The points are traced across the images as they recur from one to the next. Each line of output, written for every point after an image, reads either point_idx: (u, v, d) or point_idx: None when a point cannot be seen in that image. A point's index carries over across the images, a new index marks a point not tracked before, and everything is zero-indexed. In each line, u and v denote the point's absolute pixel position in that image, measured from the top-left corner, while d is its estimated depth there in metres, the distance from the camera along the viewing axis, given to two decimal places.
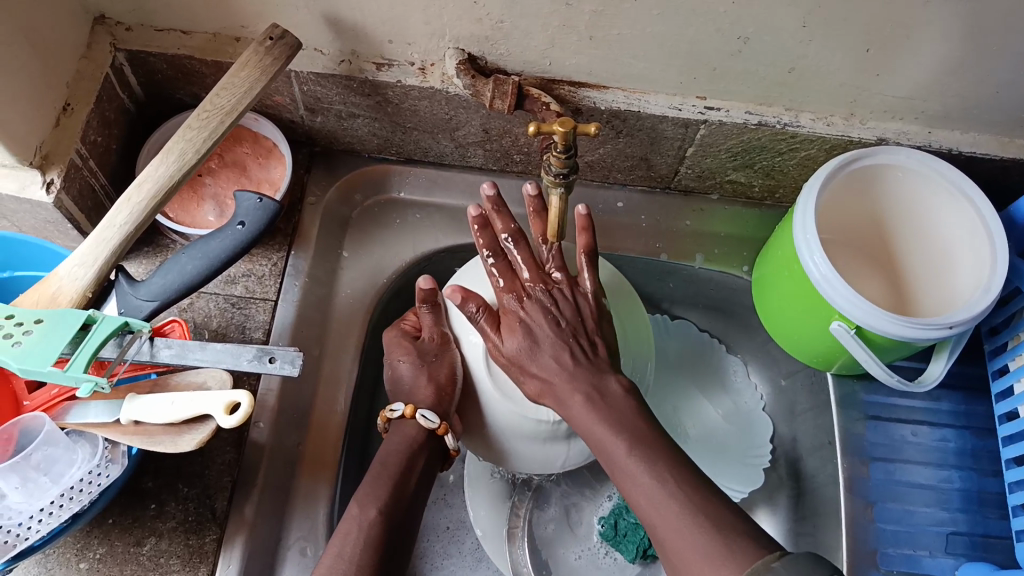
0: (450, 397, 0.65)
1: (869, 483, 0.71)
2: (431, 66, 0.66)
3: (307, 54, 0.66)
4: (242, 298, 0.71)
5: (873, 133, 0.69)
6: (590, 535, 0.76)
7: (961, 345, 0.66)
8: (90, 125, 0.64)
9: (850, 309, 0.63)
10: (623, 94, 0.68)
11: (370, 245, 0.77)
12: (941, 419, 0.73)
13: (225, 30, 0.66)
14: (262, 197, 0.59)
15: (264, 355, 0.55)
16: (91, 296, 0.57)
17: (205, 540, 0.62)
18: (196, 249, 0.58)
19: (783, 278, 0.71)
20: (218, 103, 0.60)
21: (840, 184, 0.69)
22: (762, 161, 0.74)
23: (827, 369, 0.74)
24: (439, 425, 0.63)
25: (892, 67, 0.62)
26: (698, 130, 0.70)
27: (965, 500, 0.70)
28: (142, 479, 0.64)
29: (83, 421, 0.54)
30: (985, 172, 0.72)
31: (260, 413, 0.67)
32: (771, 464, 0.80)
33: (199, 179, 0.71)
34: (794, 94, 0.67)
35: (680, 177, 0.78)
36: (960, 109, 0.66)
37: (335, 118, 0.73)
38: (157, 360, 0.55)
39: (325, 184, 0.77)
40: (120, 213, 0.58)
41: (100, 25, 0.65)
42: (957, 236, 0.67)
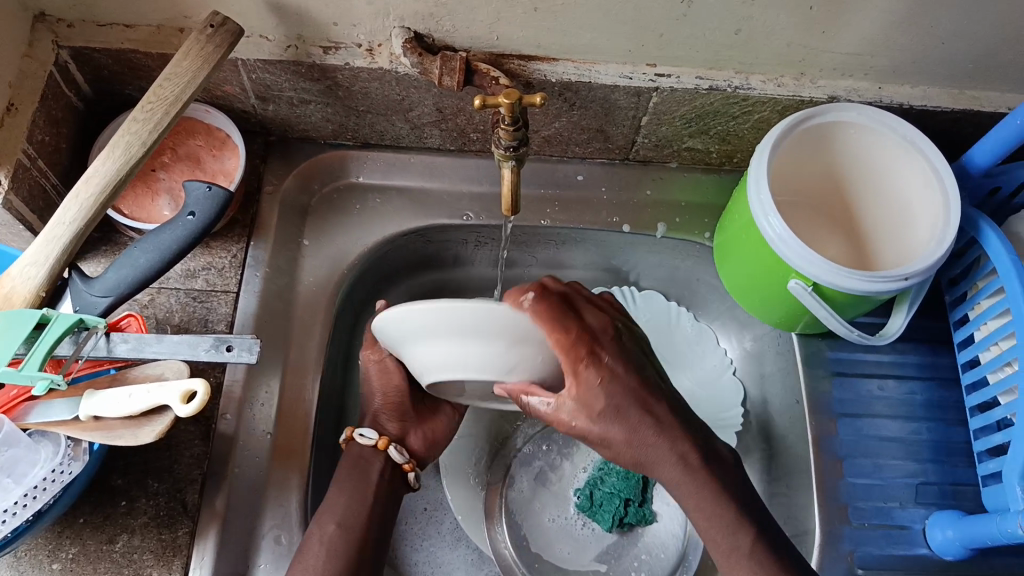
0: (400, 405, 0.68)
1: (838, 439, 0.72)
2: (379, 47, 0.66)
3: (253, 41, 0.65)
4: (204, 291, 0.70)
5: (824, 91, 0.70)
6: (565, 509, 0.77)
7: (919, 297, 0.66)
8: (35, 124, 0.64)
9: (807, 268, 0.63)
10: (573, 65, 0.68)
11: (331, 232, 0.77)
12: (907, 373, 0.74)
13: (168, 22, 0.65)
14: (212, 185, 0.59)
15: (221, 344, 0.55)
16: (44, 295, 0.57)
17: (178, 533, 0.62)
18: (149, 242, 0.58)
19: (743, 242, 0.71)
20: (161, 94, 0.60)
21: (794, 144, 0.69)
22: (718, 127, 0.74)
23: (792, 330, 0.74)
24: (378, 440, 0.65)
25: (837, 23, 0.62)
26: (651, 98, 0.70)
27: (934, 451, 0.71)
28: (111, 477, 0.63)
29: (46, 421, 0.54)
30: (937, 125, 0.73)
31: (227, 404, 0.67)
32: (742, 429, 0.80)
33: (152, 174, 0.70)
34: (743, 57, 0.67)
35: (638, 147, 0.78)
36: (908, 63, 0.67)
37: (287, 106, 0.73)
38: (114, 356, 0.55)
39: (282, 173, 0.77)
40: (68, 210, 0.57)
41: (40, 22, 0.65)
42: (912, 189, 0.68)
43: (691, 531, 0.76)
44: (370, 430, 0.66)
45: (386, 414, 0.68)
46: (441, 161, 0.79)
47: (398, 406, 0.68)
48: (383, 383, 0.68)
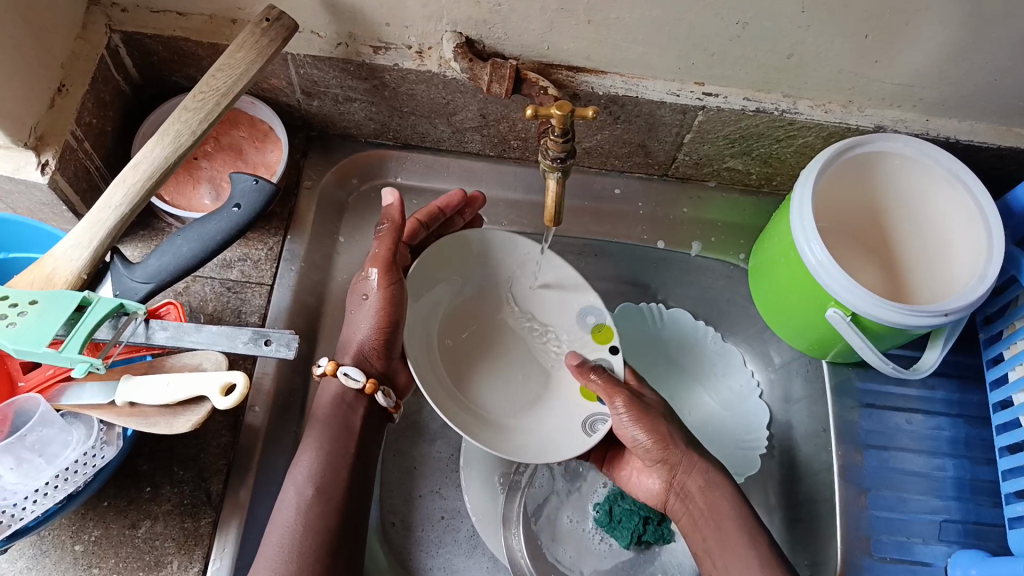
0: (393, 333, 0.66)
1: (863, 470, 0.71)
2: (429, 50, 0.66)
3: (304, 37, 0.65)
4: (238, 282, 0.70)
5: (871, 121, 0.69)
6: (583, 520, 0.77)
7: (956, 333, 0.66)
8: (85, 106, 0.64)
9: (846, 297, 0.63)
10: (622, 79, 0.67)
11: (366, 230, 0.77)
12: (936, 408, 0.73)
13: (222, 12, 0.65)
14: (259, 178, 0.59)
15: (259, 338, 0.55)
16: (85, 278, 0.57)
17: (200, 523, 0.62)
18: (192, 231, 0.58)
19: (779, 265, 0.71)
20: (213, 85, 0.60)
21: (837, 171, 0.69)
22: (760, 149, 0.74)
23: (822, 357, 0.74)
24: (368, 383, 0.63)
25: (892, 54, 0.62)
26: (696, 116, 0.70)
27: (959, 488, 0.71)
28: (137, 462, 0.63)
29: (77, 403, 0.54)
30: (983, 161, 0.72)
31: (255, 397, 0.67)
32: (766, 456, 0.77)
33: (195, 162, 0.70)
34: (793, 81, 0.66)
35: (678, 164, 0.78)
36: (959, 98, 0.66)
37: (331, 102, 0.73)
38: (152, 343, 0.55)
39: (321, 168, 0.77)
40: (114, 195, 0.57)
41: (95, 6, 0.65)
42: (954, 224, 0.67)
43: None
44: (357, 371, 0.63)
45: (370, 343, 0.66)
46: (479, 166, 0.79)
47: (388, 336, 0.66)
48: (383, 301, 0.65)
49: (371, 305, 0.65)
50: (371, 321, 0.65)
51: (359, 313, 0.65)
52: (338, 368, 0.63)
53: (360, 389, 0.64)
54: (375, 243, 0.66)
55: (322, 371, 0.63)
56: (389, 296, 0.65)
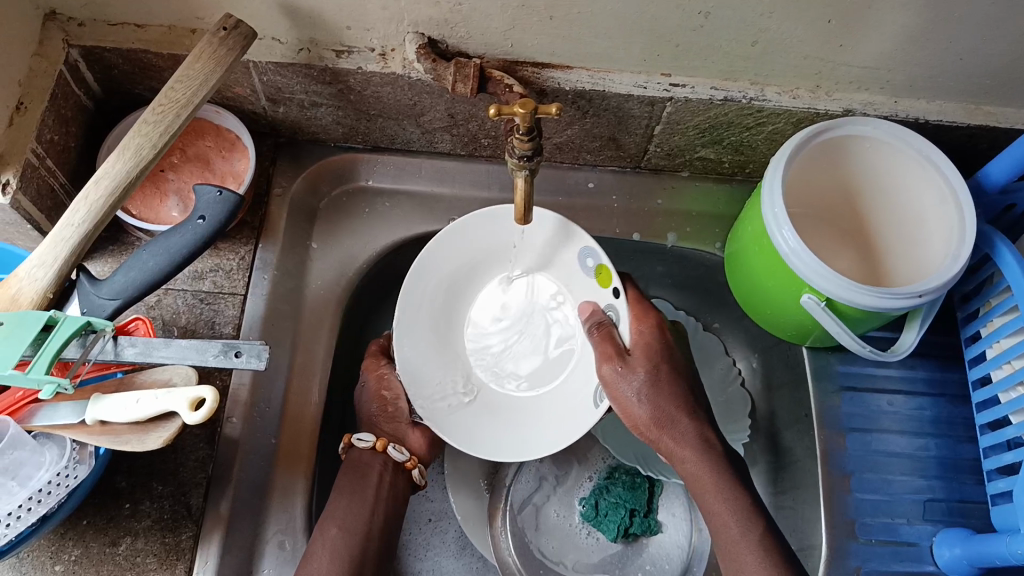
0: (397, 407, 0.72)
1: (846, 454, 0.71)
2: (392, 52, 0.65)
3: (265, 44, 0.65)
4: (211, 293, 0.70)
5: (840, 104, 0.69)
6: (570, 515, 0.76)
7: (932, 314, 0.66)
8: (46, 123, 0.63)
9: (819, 283, 0.63)
10: (588, 73, 0.67)
11: (339, 234, 0.76)
12: (916, 388, 0.74)
13: (180, 22, 0.64)
14: (222, 189, 0.58)
15: (229, 350, 0.55)
16: (51, 297, 0.56)
17: (181, 538, 0.62)
18: (158, 246, 0.58)
19: (754, 253, 0.71)
20: (172, 96, 0.59)
21: (808, 157, 0.68)
22: (731, 137, 0.73)
23: (802, 343, 0.74)
24: (377, 440, 0.68)
25: (856, 37, 0.62)
26: (664, 107, 0.69)
27: (942, 467, 0.71)
28: (115, 479, 0.63)
29: (50, 424, 0.53)
30: (954, 140, 0.72)
31: (232, 408, 0.66)
32: (750, 438, 0.80)
33: (161, 175, 0.70)
34: (759, 68, 0.66)
35: (649, 155, 0.77)
36: (925, 78, 0.66)
37: (298, 108, 0.72)
38: (122, 359, 0.55)
39: (291, 175, 0.76)
40: (77, 212, 0.57)
41: (51, 21, 0.64)
42: (926, 205, 0.67)
43: (696, 543, 0.75)
44: (367, 434, 0.68)
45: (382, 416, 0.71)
46: (451, 165, 0.79)
47: (393, 409, 0.72)
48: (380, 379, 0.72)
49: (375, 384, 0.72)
50: (376, 395, 0.72)
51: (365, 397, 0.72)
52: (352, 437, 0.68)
53: (371, 449, 0.68)
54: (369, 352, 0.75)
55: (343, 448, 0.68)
56: (385, 376, 0.73)
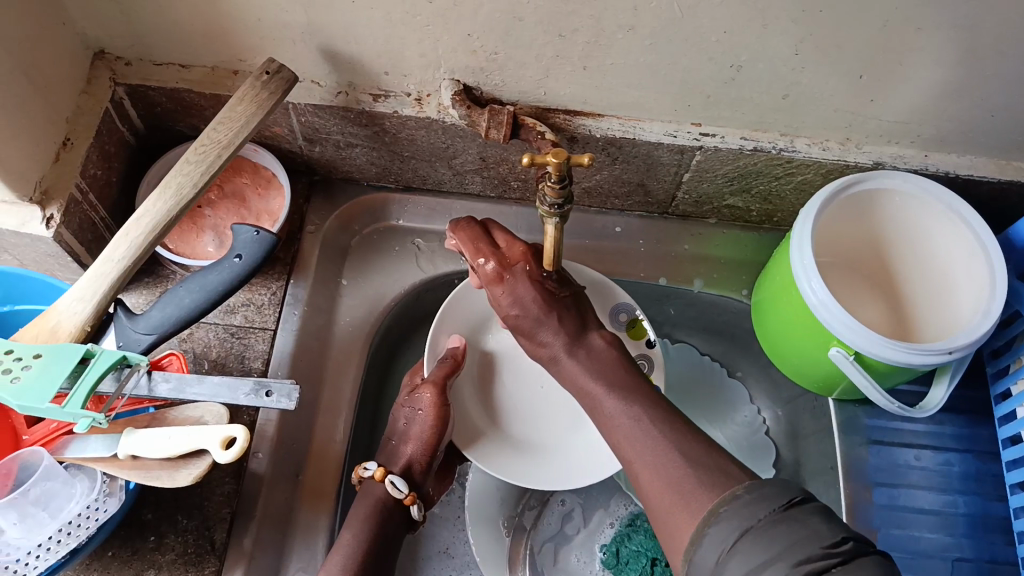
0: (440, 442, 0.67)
1: (873, 509, 0.70)
2: (428, 97, 0.67)
3: (305, 86, 0.67)
4: (242, 327, 0.71)
5: (870, 157, 0.69)
6: (591, 561, 0.76)
7: (961, 370, 0.65)
8: (90, 159, 0.65)
9: (849, 337, 0.62)
10: (619, 121, 0.68)
11: (369, 272, 0.77)
12: (945, 443, 0.73)
13: (223, 64, 0.66)
14: (259, 229, 0.59)
15: (261, 389, 0.56)
16: (89, 330, 0.58)
17: (204, 572, 0.62)
18: (195, 282, 0.59)
19: (783, 302, 0.70)
20: (215, 137, 0.61)
21: (837, 209, 0.69)
22: (759, 186, 0.74)
23: (828, 394, 0.73)
24: (407, 494, 0.63)
25: (886, 92, 0.62)
26: (694, 156, 0.70)
27: (971, 526, 0.70)
28: (142, 511, 0.64)
29: (82, 456, 0.54)
30: (985, 195, 0.72)
31: (260, 443, 0.67)
32: None
33: (199, 211, 0.71)
34: (789, 120, 0.67)
35: (678, 202, 0.78)
36: (956, 133, 0.66)
37: (333, 148, 0.74)
38: (154, 395, 0.56)
39: (324, 213, 0.77)
40: (118, 247, 0.58)
41: (99, 59, 0.66)
42: (956, 260, 0.67)
43: None
44: (402, 480, 0.64)
45: (419, 456, 0.66)
46: (480, 207, 0.79)
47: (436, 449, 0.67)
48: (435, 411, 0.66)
49: (421, 420, 0.66)
50: (421, 431, 0.66)
51: (413, 428, 0.67)
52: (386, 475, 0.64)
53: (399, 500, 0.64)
54: (431, 370, 0.69)
55: (371, 476, 0.64)
56: (441, 414, 0.66)
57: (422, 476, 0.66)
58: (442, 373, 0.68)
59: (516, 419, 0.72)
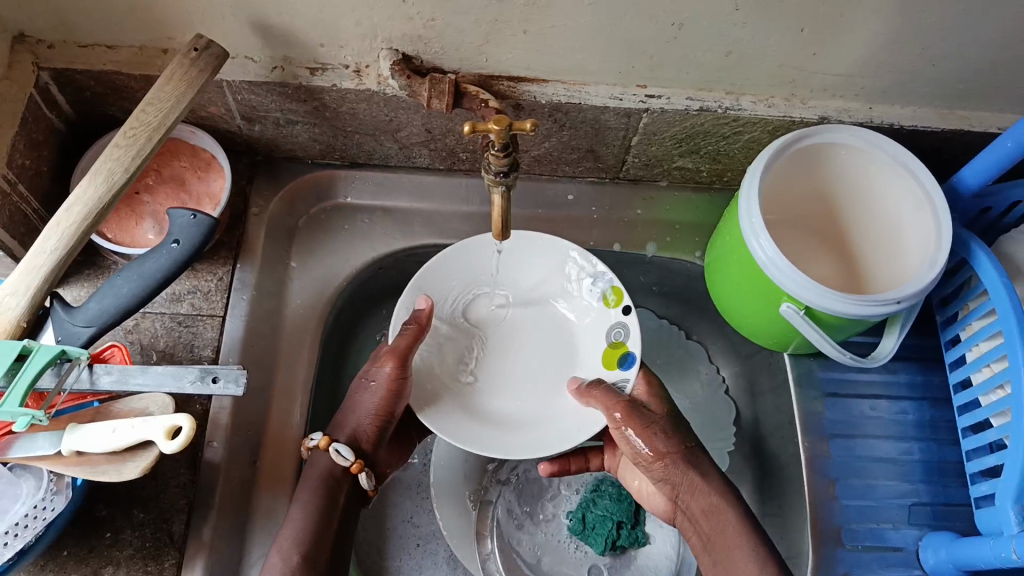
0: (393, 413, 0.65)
1: (830, 460, 0.71)
2: (366, 68, 0.65)
3: (237, 62, 0.64)
4: (189, 315, 0.69)
5: (815, 112, 0.69)
6: (558, 529, 0.75)
7: (911, 319, 0.66)
8: (16, 148, 0.62)
9: (798, 292, 0.62)
10: (563, 87, 0.67)
11: (318, 252, 0.75)
12: (900, 392, 0.74)
13: (151, 43, 0.64)
14: (196, 213, 0.57)
15: (207, 376, 0.54)
16: (25, 326, 0.55)
17: (164, 565, 0.61)
18: (132, 271, 0.57)
19: (734, 262, 0.70)
20: (144, 119, 0.58)
21: (786, 166, 0.69)
22: (707, 146, 0.74)
23: (783, 350, 0.74)
24: (354, 462, 0.61)
25: (828, 45, 0.62)
26: (641, 119, 0.70)
27: (926, 471, 0.71)
28: (95, 507, 0.62)
29: (26, 456, 0.52)
30: (930, 145, 0.72)
31: (214, 432, 0.66)
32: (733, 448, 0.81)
33: (136, 197, 0.69)
34: (734, 78, 0.66)
35: (627, 166, 0.77)
36: (899, 84, 0.67)
37: (273, 126, 0.72)
38: (97, 388, 0.54)
39: (269, 193, 0.75)
40: (49, 239, 0.56)
41: (19, 43, 0.63)
42: (902, 211, 0.68)
43: (684, 553, 0.74)
44: (347, 449, 0.62)
45: (368, 428, 0.64)
46: (430, 180, 0.78)
47: (387, 425, 0.65)
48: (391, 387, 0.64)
49: (370, 395, 0.64)
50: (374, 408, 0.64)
51: (361, 395, 0.64)
52: (330, 443, 0.62)
53: (347, 467, 0.62)
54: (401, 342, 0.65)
55: (314, 445, 0.62)
56: (396, 388, 0.64)
57: (370, 449, 0.64)
58: (399, 359, 0.64)
59: (497, 399, 0.69)
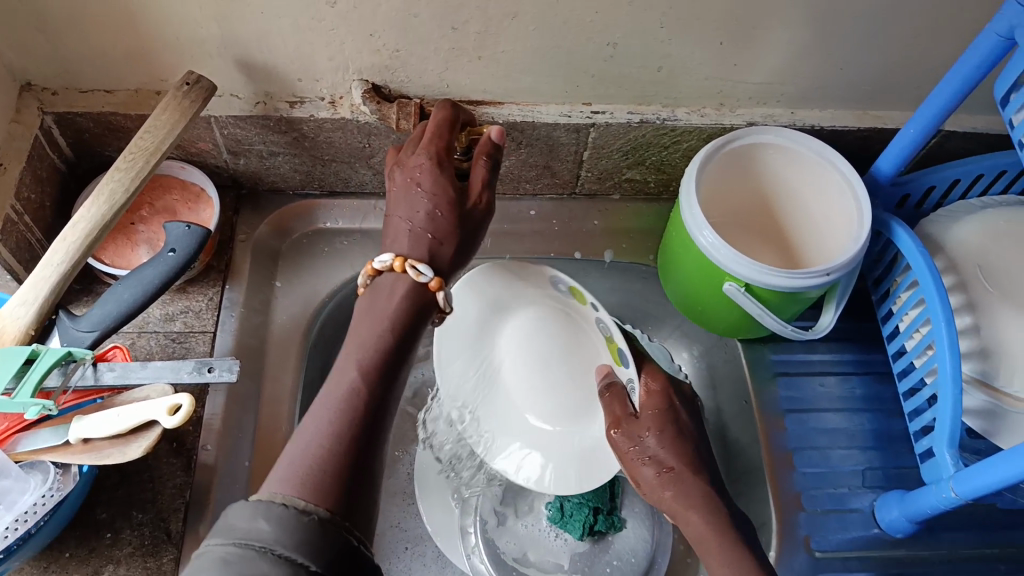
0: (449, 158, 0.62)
1: (787, 434, 0.77)
2: (341, 99, 0.73)
3: (224, 99, 0.72)
4: (182, 332, 0.74)
5: (743, 118, 0.78)
6: (538, 521, 0.78)
7: (845, 292, 0.72)
8: (23, 181, 0.69)
9: (739, 270, 0.69)
10: (517, 107, 0.75)
11: (302, 273, 0.82)
12: (847, 369, 0.80)
13: (146, 85, 0.71)
14: (190, 225, 0.64)
15: (202, 367, 0.60)
16: (34, 333, 0.60)
17: (163, 560, 0.64)
18: (133, 279, 0.62)
19: (681, 256, 0.77)
20: (142, 145, 0.65)
21: (721, 167, 0.77)
22: (652, 157, 0.82)
23: (734, 336, 0.80)
24: (433, 279, 0.57)
25: (745, 56, 0.71)
26: (589, 133, 0.78)
27: (876, 438, 0.77)
28: (96, 510, 0.66)
29: (34, 449, 0.57)
30: (848, 144, 0.81)
31: (206, 436, 0.70)
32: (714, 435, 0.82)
33: (131, 226, 0.75)
34: (667, 91, 0.75)
35: (582, 181, 0.85)
36: (813, 90, 0.76)
37: (257, 158, 0.79)
38: (101, 383, 0.59)
39: (255, 222, 0.82)
40: (56, 253, 0.62)
41: (27, 91, 0.70)
42: (827, 200, 0.76)
43: (658, 537, 0.78)
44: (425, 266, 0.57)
45: (474, 196, 0.61)
46: None
47: (450, 158, 0.61)
48: (441, 181, 0.60)
49: (411, 180, 0.60)
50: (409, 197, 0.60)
51: (406, 244, 0.59)
52: (404, 262, 0.57)
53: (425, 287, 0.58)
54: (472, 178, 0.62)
55: (387, 265, 0.57)
56: (444, 174, 0.60)
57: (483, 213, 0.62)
58: (482, 192, 0.61)
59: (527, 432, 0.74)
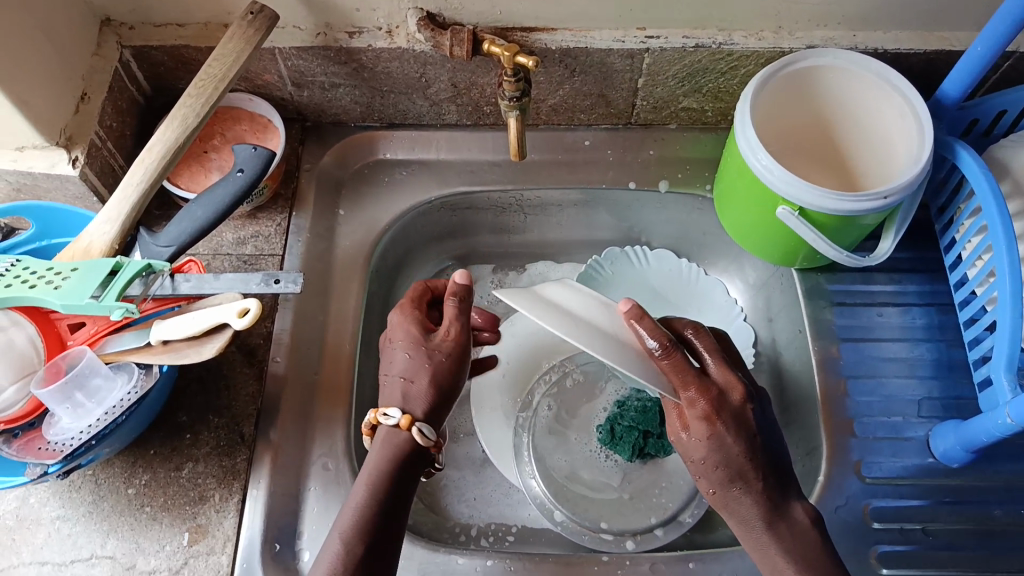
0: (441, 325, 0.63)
1: (841, 362, 0.76)
2: (397, 28, 0.75)
3: (286, 32, 0.75)
4: (253, 256, 0.78)
5: (802, 42, 0.76)
6: (589, 442, 0.80)
7: (908, 217, 0.71)
8: (105, 110, 0.74)
9: (793, 193, 0.68)
10: (570, 33, 0.75)
11: (363, 202, 0.84)
12: (909, 299, 0.78)
13: (214, 18, 0.75)
14: (256, 147, 0.68)
15: (270, 278, 0.63)
16: (118, 248, 0.65)
17: (236, 460, 0.69)
18: (205, 199, 0.66)
19: (734, 181, 0.76)
20: (211, 72, 0.69)
21: (780, 92, 0.75)
22: (708, 84, 0.81)
23: (791, 265, 0.79)
24: (404, 417, 0.59)
25: None
26: (644, 59, 0.77)
27: (936, 367, 0.75)
28: (177, 414, 0.71)
29: (122, 350, 0.62)
30: (916, 67, 0.78)
31: (277, 349, 0.74)
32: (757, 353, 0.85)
33: (205, 155, 0.79)
34: (723, 14, 0.74)
35: (637, 110, 0.85)
36: (878, 10, 0.73)
37: (320, 90, 0.82)
38: (178, 293, 0.63)
39: (319, 153, 0.85)
40: (135, 175, 0.66)
41: (107, 26, 0.75)
42: (891, 125, 0.73)
43: None
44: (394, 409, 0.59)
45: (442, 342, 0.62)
46: (460, 135, 0.87)
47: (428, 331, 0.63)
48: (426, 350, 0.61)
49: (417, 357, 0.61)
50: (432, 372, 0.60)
51: (389, 389, 0.61)
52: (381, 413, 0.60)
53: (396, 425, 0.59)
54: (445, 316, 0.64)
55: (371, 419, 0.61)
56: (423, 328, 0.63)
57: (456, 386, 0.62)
58: (449, 326, 0.62)
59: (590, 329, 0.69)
